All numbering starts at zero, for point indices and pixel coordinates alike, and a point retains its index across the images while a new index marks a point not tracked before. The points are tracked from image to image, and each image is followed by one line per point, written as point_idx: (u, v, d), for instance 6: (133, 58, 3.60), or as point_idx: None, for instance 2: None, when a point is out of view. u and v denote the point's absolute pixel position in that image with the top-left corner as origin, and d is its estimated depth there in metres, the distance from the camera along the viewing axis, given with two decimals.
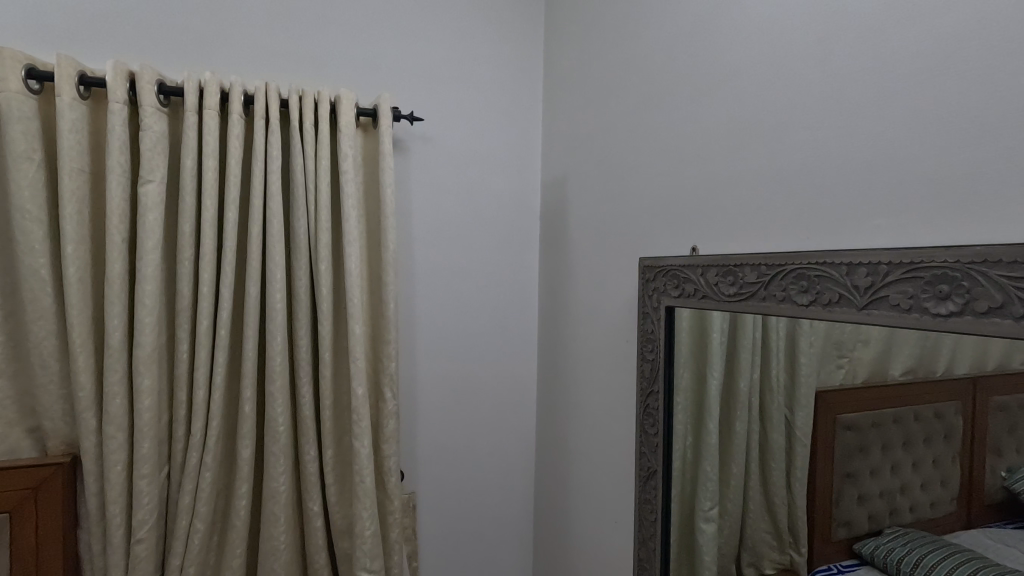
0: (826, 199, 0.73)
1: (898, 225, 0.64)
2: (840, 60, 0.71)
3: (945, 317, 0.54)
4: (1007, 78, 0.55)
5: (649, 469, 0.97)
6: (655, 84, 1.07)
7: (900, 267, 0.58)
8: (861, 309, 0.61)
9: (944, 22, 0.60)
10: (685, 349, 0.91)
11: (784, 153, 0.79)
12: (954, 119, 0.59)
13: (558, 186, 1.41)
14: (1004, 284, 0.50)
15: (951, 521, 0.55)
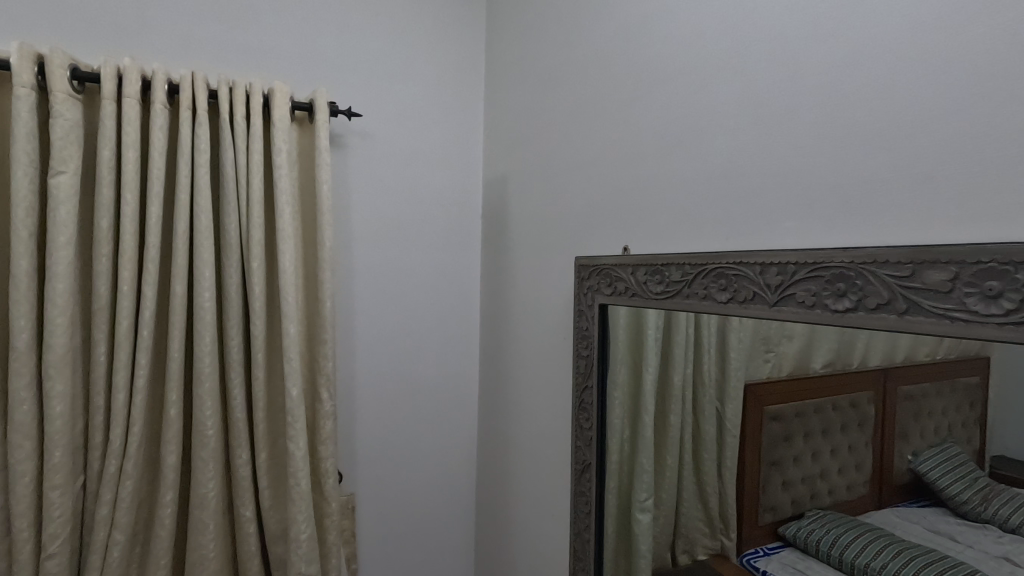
0: (752, 199, 0.75)
1: (817, 225, 0.67)
2: (766, 66, 0.74)
3: (842, 313, 0.58)
4: (915, 89, 0.58)
5: (583, 462, 1.00)
6: (591, 85, 1.09)
7: (806, 267, 0.62)
8: (774, 305, 0.65)
9: (858, 35, 0.63)
10: (620, 345, 0.93)
11: (714, 155, 0.81)
12: (866, 126, 0.62)
13: (498, 184, 1.41)
14: (891, 283, 0.54)
15: (865, 502, 0.58)
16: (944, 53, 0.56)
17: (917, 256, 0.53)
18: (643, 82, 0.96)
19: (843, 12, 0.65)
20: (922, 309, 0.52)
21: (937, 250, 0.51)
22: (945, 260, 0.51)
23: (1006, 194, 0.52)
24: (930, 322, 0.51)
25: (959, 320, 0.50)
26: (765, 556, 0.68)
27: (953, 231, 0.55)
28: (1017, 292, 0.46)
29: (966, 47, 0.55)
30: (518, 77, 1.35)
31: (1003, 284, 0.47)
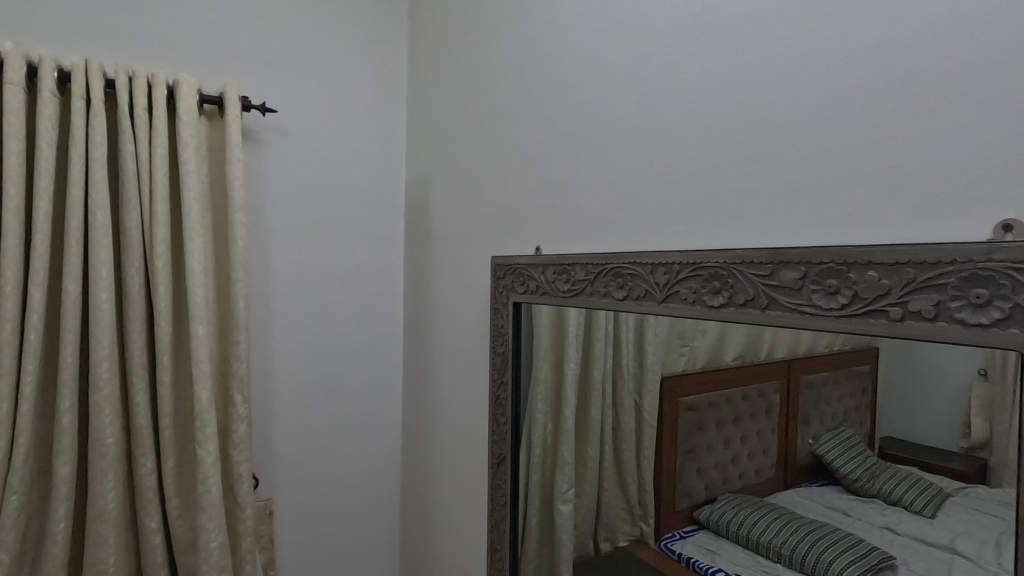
0: (669, 202, 0.79)
1: (729, 227, 0.71)
2: (681, 78, 0.77)
3: (716, 308, 0.65)
4: (814, 103, 0.63)
5: (499, 456, 1.04)
6: (513, 87, 1.09)
7: (687, 267, 0.68)
8: (661, 302, 0.71)
9: (767, 48, 0.67)
10: (544, 341, 0.95)
11: (633, 159, 0.84)
12: (773, 134, 0.66)
13: (421, 183, 1.40)
14: (755, 280, 0.62)
15: (772, 484, 0.62)
16: (838, 70, 0.61)
17: (775, 257, 0.60)
18: (562, 87, 0.98)
19: (749, 30, 0.69)
20: (779, 305, 0.59)
21: (791, 252, 0.58)
22: (797, 261, 0.58)
23: (890, 200, 0.56)
24: (785, 316, 0.59)
25: (806, 314, 0.57)
26: (681, 539, 0.72)
27: (849, 234, 0.60)
28: (850, 289, 0.54)
29: (862, 63, 0.59)
30: (441, 75, 1.34)
31: (841, 281, 0.55)
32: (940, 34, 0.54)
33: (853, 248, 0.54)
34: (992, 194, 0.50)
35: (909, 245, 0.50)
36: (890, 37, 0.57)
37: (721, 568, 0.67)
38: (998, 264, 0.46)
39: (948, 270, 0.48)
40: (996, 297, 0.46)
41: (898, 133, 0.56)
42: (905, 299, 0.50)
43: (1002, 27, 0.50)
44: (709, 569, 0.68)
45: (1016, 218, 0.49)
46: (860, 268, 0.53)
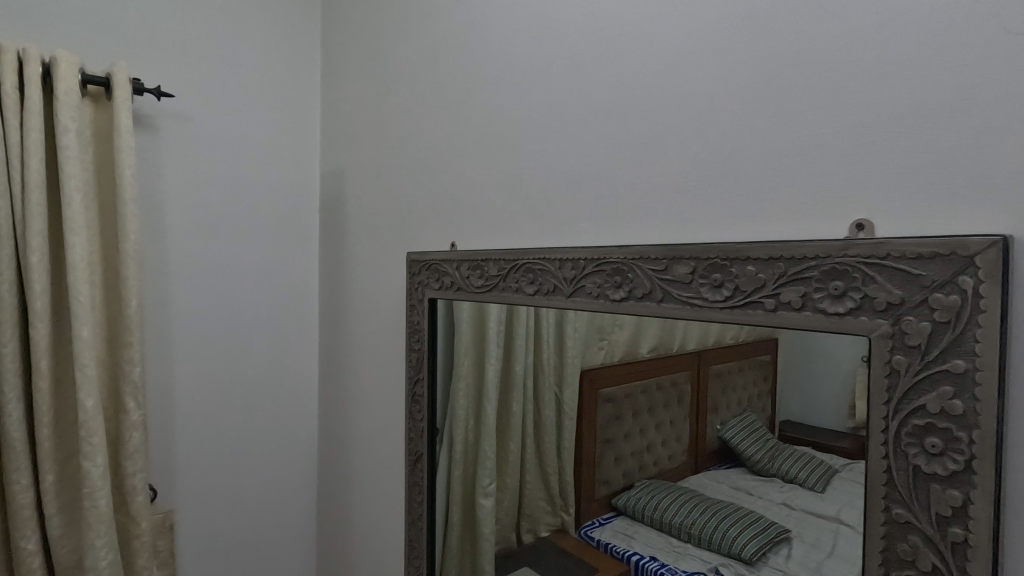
0: (579, 199, 0.81)
1: (636, 224, 0.74)
2: (590, 80, 0.80)
3: (618, 301, 0.70)
4: (712, 109, 0.67)
5: (416, 453, 1.03)
6: (431, 80, 1.08)
7: (592, 263, 0.73)
8: (569, 296, 0.76)
9: (676, 52, 0.70)
10: (465, 338, 0.95)
11: (546, 158, 0.86)
12: (682, 135, 0.69)
13: (335, 177, 1.35)
14: (652, 275, 0.66)
15: (684, 469, 0.66)
16: (731, 78, 0.65)
17: (670, 253, 0.65)
18: (481, 82, 0.97)
19: (654, 37, 0.72)
20: (671, 298, 0.64)
21: (684, 248, 0.64)
22: (687, 257, 0.63)
23: (787, 199, 0.60)
24: (678, 308, 0.64)
25: (695, 305, 0.62)
26: (601, 526, 0.74)
27: (741, 232, 0.64)
28: (732, 283, 0.60)
29: (761, 69, 0.62)
30: (356, 65, 1.29)
31: (724, 275, 0.60)
32: (816, 49, 0.59)
33: (734, 244, 0.59)
34: (856, 197, 0.56)
35: (781, 242, 0.57)
36: (775, 49, 0.61)
37: (637, 551, 0.70)
38: (851, 259, 0.52)
39: (812, 265, 0.54)
40: (850, 289, 0.52)
41: (783, 139, 0.61)
42: (778, 291, 0.57)
43: (867, 45, 0.55)
44: (626, 553, 0.71)
45: (868, 219, 0.55)
46: (740, 263, 0.59)
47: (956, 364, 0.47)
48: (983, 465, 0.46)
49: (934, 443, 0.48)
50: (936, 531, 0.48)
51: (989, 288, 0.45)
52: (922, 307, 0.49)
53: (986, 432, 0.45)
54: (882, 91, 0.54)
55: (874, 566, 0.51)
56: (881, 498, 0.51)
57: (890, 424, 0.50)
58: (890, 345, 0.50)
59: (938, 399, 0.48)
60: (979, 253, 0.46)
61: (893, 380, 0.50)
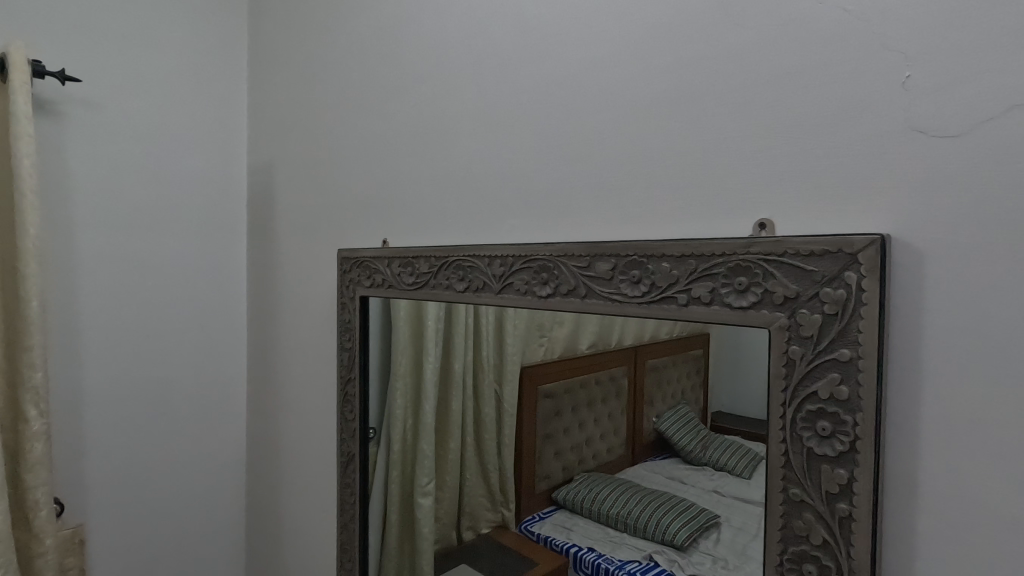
0: (508, 197, 0.82)
1: (563, 223, 0.76)
2: (519, 79, 0.81)
3: (545, 298, 0.71)
4: (632, 111, 0.69)
5: (348, 454, 1.02)
6: (365, 73, 1.05)
7: (519, 260, 0.75)
8: (498, 293, 0.77)
9: (610, 52, 0.71)
10: (402, 336, 0.93)
11: (476, 155, 0.86)
12: (615, 134, 0.70)
13: (264, 171, 1.30)
14: (576, 272, 0.69)
15: (623, 461, 0.68)
16: (656, 81, 0.67)
17: (591, 251, 0.67)
18: (416, 76, 0.96)
19: (578, 40, 0.74)
20: (595, 294, 0.66)
21: (603, 246, 0.66)
22: (608, 254, 0.66)
23: (715, 196, 0.62)
24: (601, 304, 0.66)
25: (616, 301, 0.65)
26: (540, 520, 0.75)
27: (656, 231, 0.67)
28: (649, 279, 0.62)
29: (689, 72, 0.64)
30: (285, 54, 1.25)
31: (642, 272, 0.63)
32: (724, 57, 0.62)
33: (651, 241, 0.62)
34: (759, 199, 0.59)
35: (692, 240, 0.60)
36: (688, 56, 0.64)
37: (575, 543, 0.72)
38: (754, 256, 0.56)
39: (719, 262, 0.58)
40: (753, 284, 0.56)
41: (695, 142, 0.64)
42: (689, 286, 0.59)
43: (768, 54, 0.59)
44: (564, 545, 0.73)
45: (770, 219, 0.58)
46: (656, 260, 0.62)
47: (842, 353, 0.51)
48: (864, 445, 0.50)
49: (824, 426, 0.52)
50: (825, 508, 0.52)
51: (870, 283, 0.50)
52: (814, 301, 0.53)
53: (867, 415, 0.50)
54: (782, 99, 0.58)
55: (774, 543, 0.55)
56: (779, 479, 0.55)
57: (787, 410, 0.54)
58: (787, 336, 0.54)
59: (827, 385, 0.52)
60: (862, 251, 0.50)
61: (790, 368, 0.54)
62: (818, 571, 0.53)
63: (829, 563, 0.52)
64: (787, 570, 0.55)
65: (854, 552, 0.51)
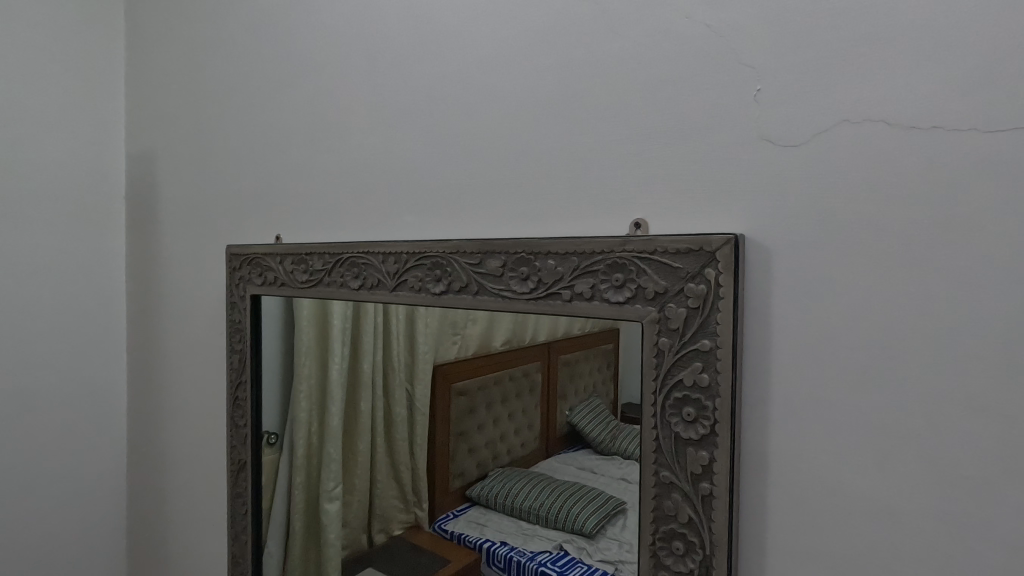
0: (401, 193, 0.81)
1: (455, 220, 0.76)
2: (412, 74, 0.80)
3: (438, 295, 0.73)
4: (521, 112, 0.70)
5: (239, 461, 0.98)
6: (258, 60, 0.99)
7: (414, 257, 0.76)
8: (393, 290, 0.78)
9: (513, 51, 0.71)
10: (306, 336, 0.90)
11: (369, 149, 0.84)
12: (520, 132, 0.70)
13: (145, 161, 1.19)
14: (468, 268, 0.71)
15: (536, 455, 0.69)
16: (558, 81, 0.68)
17: (482, 248, 0.70)
18: (314, 65, 0.91)
19: (468, 38, 0.75)
20: (486, 290, 0.69)
21: (494, 244, 0.69)
22: (499, 251, 0.68)
23: (619, 194, 0.64)
24: (490, 300, 0.69)
25: (504, 297, 0.68)
26: (453, 518, 0.75)
27: (543, 229, 0.69)
28: (536, 276, 0.66)
29: (591, 73, 0.65)
30: (168, 35, 1.15)
31: (529, 268, 0.66)
32: (604, 63, 0.65)
33: (536, 240, 0.66)
34: (635, 200, 0.63)
35: (576, 238, 0.63)
36: (572, 60, 0.67)
37: (488, 539, 0.72)
38: (629, 253, 0.60)
39: (598, 259, 0.62)
40: (628, 280, 0.60)
41: (579, 144, 0.66)
42: (573, 283, 0.63)
43: (643, 62, 0.62)
44: (479, 541, 0.73)
45: (644, 218, 0.62)
46: (543, 258, 0.66)
47: (703, 343, 0.56)
48: (722, 428, 0.55)
49: (689, 412, 0.57)
50: (690, 488, 0.57)
51: (726, 278, 0.55)
52: (680, 295, 0.58)
53: (724, 400, 0.55)
54: (657, 105, 0.61)
55: (647, 523, 0.60)
56: (652, 463, 0.60)
57: (658, 397, 0.59)
58: (657, 329, 0.59)
59: (691, 373, 0.57)
60: (719, 249, 0.55)
61: (660, 359, 0.59)
62: (684, 547, 0.58)
63: (694, 538, 0.57)
64: (658, 548, 0.59)
65: (714, 527, 0.56)
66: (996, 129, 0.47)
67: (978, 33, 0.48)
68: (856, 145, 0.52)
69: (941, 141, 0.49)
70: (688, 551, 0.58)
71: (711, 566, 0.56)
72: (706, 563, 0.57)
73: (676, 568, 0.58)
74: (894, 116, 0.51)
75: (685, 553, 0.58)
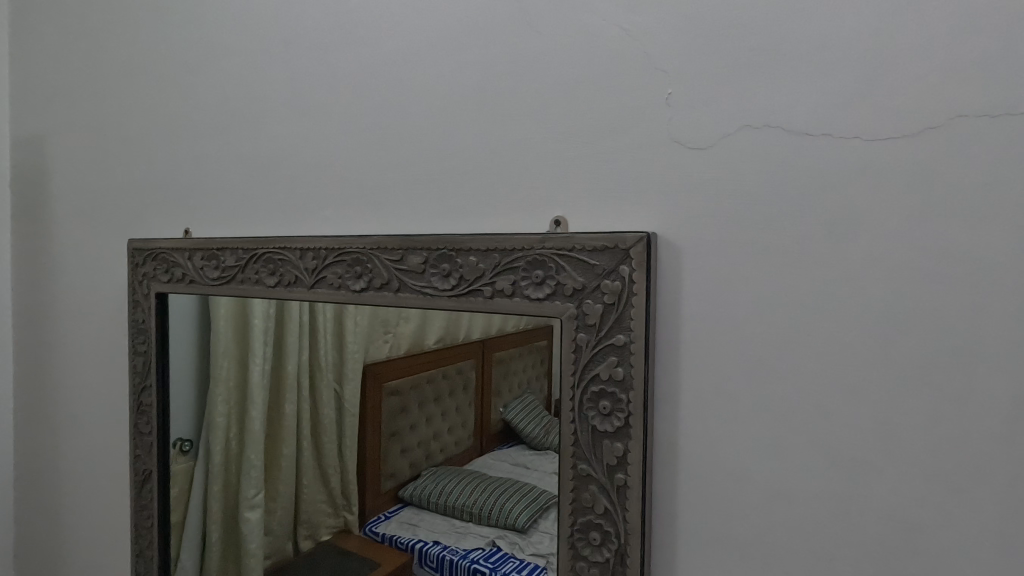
0: (319, 186, 0.78)
1: (379, 216, 0.74)
2: (330, 63, 0.77)
3: (359, 292, 0.72)
4: (442, 106, 0.70)
5: (144, 471, 0.91)
6: (163, 42, 0.93)
7: (333, 253, 0.74)
8: (311, 287, 0.76)
9: (439, 43, 0.70)
10: (225, 336, 0.85)
11: (285, 140, 0.81)
12: (446, 126, 0.69)
13: (34, 147, 1.09)
14: (389, 265, 0.70)
15: (471, 453, 0.69)
16: (484, 77, 0.67)
17: (403, 244, 0.69)
18: (226, 49, 0.86)
19: (390, 29, 0.73)
20: (407, 287, 0.69)
21: (414, 240, 0.68)
22: (420, 247, 0.68)
23: (548, 191, 0.64)
24: (411, 297, 0.68)
25: (426, 294, 0.67)
26: (386, 520, 0.74)
27: (464, 226, 0.69)
28: (458, 272, 0.66)
29: (518, 70, 0.65)
30: (60, 11, 1.05)
31: (451, 265, 0.66)
32: (525, 60, 0.65)
33: (457, 236, 0.66)
34: (555, 198, 0.64)
35: (496, 234, 0.64)
36: (493, 56, 0.67)
37: (421, 539, 0.71)
38: (548, 250, 0.61)
39: (518, 256, 0.63)
40: (547, 277, 0.61)
41: (501, 140, 0.66)
42: (494, 279, 0.64)
43: (569, 62, 0.63)
44: (410, 542, 0.72)
45: (563, 216, 0.63)
46: (464, 254, 0.66)
47: (618, 338, 0.58)
48: (636, 420, 0.57)
49: (605, 405, 0.59)
50: (606, 479, 0.59)
51: (639, 275, 0.57)
52: (597, 292, 0.59)
53: (638, 393, 0.57)
54: (582, 106, 0.62)
55: (565, 515, 0.61)
56: (570, 457, 0.61)
57: (575, 392, 0.60)
58: (575, 325, 0.60)
59: (607, 368, 0.59)
60: (633, 247, 0.57)
61: (577, 354, 0.60)
62: (601, 537, 0.60)
63: (610, 528, 0.59)
64: (577, 539, 0.61)
65: (629, 516, 0.58)
66: (886, 139, 0.50)
67: (861, 47, 0.51)
68: (756, 150, 0.55)
69: (830, 148, 0.52)
70: (604, 541, 0.60)
71: (626, 554, 0.58)
72: (621, 552, 0.59)
73: (593, 559, 0.60)
74: (789, 122, 0.54)
75: (602, 543, 0.60)
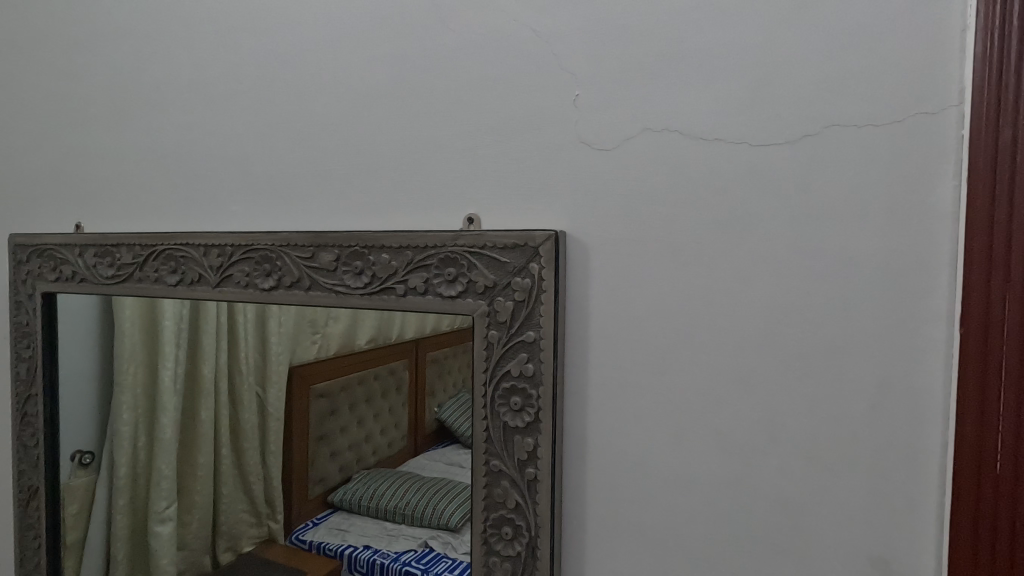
0: (225, 179, 0.74)
1: (292, 212, 0.71)
2: (234, 51, 0.73)
3: (268, 290, 0.69)
4: (351, 100, 0.68)
5: (29, 488, 0.83)
6: (49, 20, 0.85)
7: (239, 250, 0.70)
8: (216, 286, 0.72)
9: (352, 33, 0.68)
10: (132, 339, 0.80)
11: (184, 130, 0.76)
12: (363, 119, 0.67)
13: None
14: (300, 263, 0.68)
15: (404, 454, 0.67)
16: (400, 71, 0.66)
17: (315, 240, 0.67)
18: (121, 30, 0.80)
19: (300, 16, 0.70)
20: (319, 286, 0.67)
21: (326, 236, 0.66)
22: (331, 244, 0.66)
23: (472, 188, 0.64)
24: (324, 295, 0.67)
25: (339, 292, 0.66)
26: (313, 527, 0.71)
27: (380, 222, 0.67)
28: (370, 270, 0.65)
29: (435, 64, 0.64)
30: None
31: (364, 262, 0.65)
32: (439, 55, 0.64)
33: (370, 233, 0.64)
34: (469, 195, 0.64)
35: (408, 231, 0.63)
36: (408, 49, 0.65)
37: (350, 544, 0.69)
38: (460, 247, 0.61)
39: (431, 253, 0.62)
40: (459, 275, 0.61)
41: (414, 136, 0.65)
42: (407, 277, 0.63)
43: (487, 60, 0.63)
44: (339, 548, 0.70)
45: (477, 213, 0.63)
46: (377, 251, 0.65)
47: (528, 335, 0.59)
48: (545, 415, 0.58)
49: (517, 401, 0.60)
50: (517, 474, 0.60)
51: (548, 272, 0.58)
52: (507, 289, 0.60)
53: (547, 388, 0.58)
54: (501, 103, 0.62)
55: (478, 512, 0.62)
56: (483, 453, 0.61)
57: (488, 388, 0.61)
58: (487, 322, 0.61)
59: (518, 364, 0.60)
60: (542, 245, 0.58)
61: (489, 351, 0.61)
62: (513, 531, 0.60)
63: (521, 522, 0.60)
64: (490, 535, 0.61)
65: (538, 509, 0.59)
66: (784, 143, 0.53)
67: (751, 57, 0.54)
68: (663, 153, 0.57)
69: (728, 151, 0.55)
70: (516, 535, 0.60)
71: (536, 546, 0.59)
72: (532, 544, 0.60)
73: (505, 553, 0.61)
74: (689, 126, 0.56)
75: (513, 537, 0.60)
